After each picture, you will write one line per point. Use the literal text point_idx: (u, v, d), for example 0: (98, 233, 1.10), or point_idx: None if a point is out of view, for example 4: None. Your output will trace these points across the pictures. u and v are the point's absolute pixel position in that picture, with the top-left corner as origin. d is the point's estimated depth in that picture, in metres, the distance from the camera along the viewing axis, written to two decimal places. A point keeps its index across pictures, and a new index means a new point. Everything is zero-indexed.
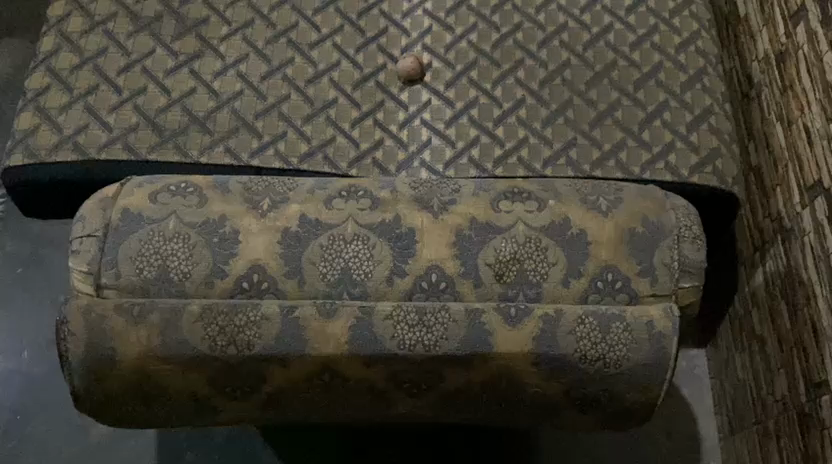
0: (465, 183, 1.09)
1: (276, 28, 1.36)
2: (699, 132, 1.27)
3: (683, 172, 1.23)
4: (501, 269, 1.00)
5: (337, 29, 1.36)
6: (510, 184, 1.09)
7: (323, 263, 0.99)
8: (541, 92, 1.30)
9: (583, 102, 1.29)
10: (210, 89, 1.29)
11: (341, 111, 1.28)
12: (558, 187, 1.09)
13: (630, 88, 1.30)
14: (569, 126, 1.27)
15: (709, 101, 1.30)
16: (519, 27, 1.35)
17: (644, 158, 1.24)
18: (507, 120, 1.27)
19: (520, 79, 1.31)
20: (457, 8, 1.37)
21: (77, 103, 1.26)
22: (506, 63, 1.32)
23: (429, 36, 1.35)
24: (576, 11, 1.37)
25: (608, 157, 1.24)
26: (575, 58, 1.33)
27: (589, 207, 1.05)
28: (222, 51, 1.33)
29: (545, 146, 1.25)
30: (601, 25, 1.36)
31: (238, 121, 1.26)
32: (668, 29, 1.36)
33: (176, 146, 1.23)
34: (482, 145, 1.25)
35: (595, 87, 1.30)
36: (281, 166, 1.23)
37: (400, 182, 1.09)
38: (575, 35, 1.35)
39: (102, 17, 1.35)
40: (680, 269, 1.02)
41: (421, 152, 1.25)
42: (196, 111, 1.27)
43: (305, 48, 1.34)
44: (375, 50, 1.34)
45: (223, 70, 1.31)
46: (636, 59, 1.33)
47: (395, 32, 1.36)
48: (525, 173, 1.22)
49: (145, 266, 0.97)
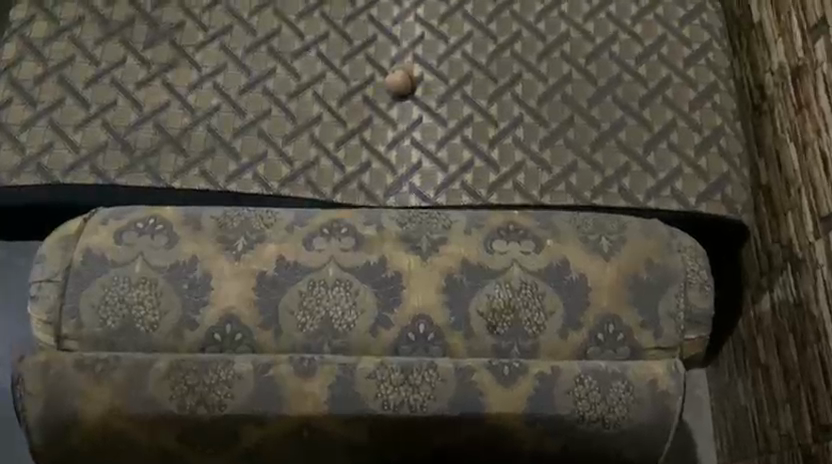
0: (457, 216, 1.01)
1: (256, 35, 1.26)
2: (707, 156, 1.19)
3: (691, 200, 1.16)
4: (495, 318, 0.93)
5: (323, 37, 1.27)
6: (506, 217, 1.01)
7: (302, 312, 0.92)
8: (540, 109, 1.21)
9: (584, 121, 1.20)
10: (185, 103, 1.20)
11: (325, 129, 1.20)
12: (557, 222, 1.01)
13: (635, 106, 1.22)
14: (569, 148, 1.18)
15: (720, 121, 1.22)
16: (518, 36, 1.26)
17: (648, 184, 1.16)
18: (503, 141, 1.19)
19: (518, 95, 1.22)
20: (451, 15, 1.28)
21: (42, 119, 1.17)
22: (504, 77, 1.23)
23: (420, 45, 1.26)
24: (579, 19, 1.27)
25: (610, 183, 1.16)
26: (577, 72, 1.24)
27: (590, 247, 0.98)
28: (198, 60, 1.24)
29: (543, 171, 1.16)
30: (606, 35, 1.26)
31: (214, 140, 1.17)
32: (678, 40, 1.27)
33: (148, 168, 1.15)
34: (476, 169, 1.17)
35: (598, 105, 1.22)
36: (260, 191, 1.14)
37: (386, 216, 1.01)
38: (578, 46, 1.25)
39: (68, 22, 1.25)
40: (685, 319, 0.95)
41: (411, 176, 1.16)
42: (169, 128, 1.18)
43: (287, 57, 1.25)
44: (362, 60, 1.25)
45: (199, 82, 1.22)
46: (642, 73, 1.24)
47: (385, 41, 1.26)
48: (522, 200, 1.14)
49: (109, 317, 0.91)
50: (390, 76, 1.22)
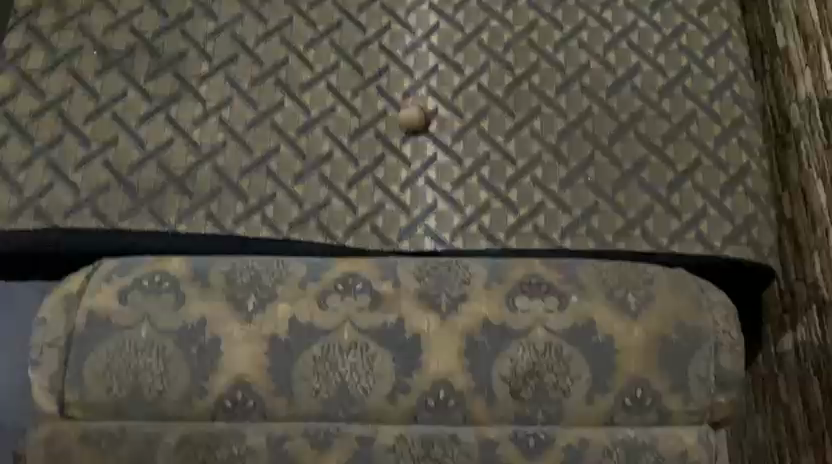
0: (476, 268, 0.97)
1: (263, 66, 1.21)
2: (733, 196, 1.15)
3: (716, 244, 1.12)
4: (519, 383, 0.89)
5: (333, 67, 1.21)
6: (527, 270, 0.97)
7: (317, 379, 0.88)
8: (559, 146, 1.16)
9: (606, 159, 1.16)
10: (190, 140, 1.15)
11: (337, 167, 1.15)
12: (580, 276, 0.97)
13: (659, 143, 1.17)
14: (590, 188, 1.14)
15: (746, 158, 1.17)
16: (536, 67, 1.21)
17: (672, 226, 1.12)
18: (522, 180, 1.14)
19: (536, 130, 1.17)
20: (466, 45, 1.23)
21: (40, 158, 1.12)
22: (521, 112, 1.18)
23: (435, 77, 1.21)
24: (599, 49, 1.22)
25: (633, 226, 1.12)
26: (598, 107, 1.19)
27: (616, 305, 0.94)
28: (202, 93, 1.19)
29: (564, 213, 1.12)
30: (627, 66, 1.21)
31: (221, 180, 1.13)
32: (702, 72, 1.22)
33: (152, 211, 1.10)
34: (494, 211, 1.12)
35: (620, 141, 1.17)
36: (268, 236, 1.10)
37: (403, 269, 0.96)
38: (599, 78, 1.20)
39: (66, 52, 1.19)
40: (716, 383, 0.92)
41: (426, 217, 1.12)
42: (173, 167, 1.13)
43: (296, 90, 1.20)
44: (374, 93, 1.20)
45: (204, 117, 1.17)
46: (665, 107, 1.19)
47: (397, 72, 1.21)
48: (541, 244, 1.10)
49: (115, 384, 0.87)
50: (402, 110, 1.17)
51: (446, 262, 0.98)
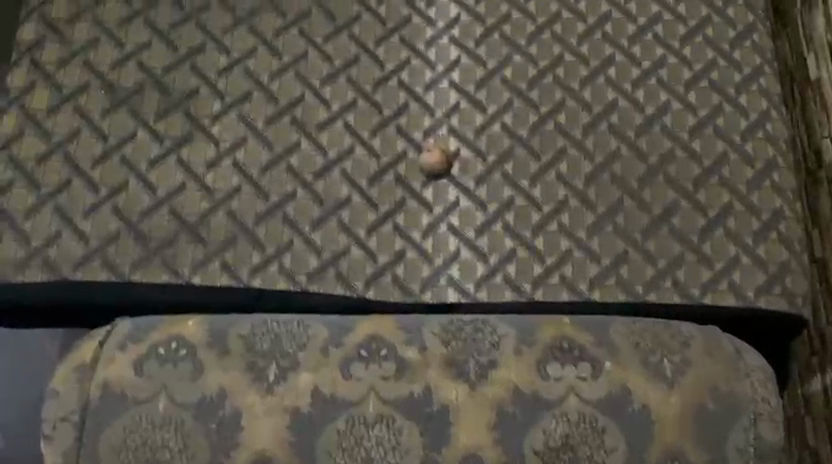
0: (505, 330, 0.93)
1: (278, 103, 1.16)
2: (767, 243, 1.11)
3: (749, 294, 1.08)
4: (552, 457, 0.86)
5: (351, 105, 1.17)
6: (557, 332, 0.93)
7: (342, 454, 0.85)
8: (586, 191, 1.12)
9: (635, 204, 1.11)
10: (203, 185, 1.11)
11: (356, 213, 1.10)
12: (613, 338, 0.93)
13: (689, 187, 1.13)
14: (619, 235, 1.10)
15: (780, 202, 1.13)
16: (562, 105, 1.16)
17: (704, 276, 1.08)
18: (548, 227, 1.10)
19: (562, 173, 1.13)
20: (488, 81, 1.18)
21: (46, 205, 1.08)
22: (547, 153, 1.14)
23: (456, 116, 1.16)
24: (628, 85, 1.17)
25: (663, 277, 1.08)
26: (626, 148, 1.14)
27: (651, 371, 0.90)
28: (215, 133, 1.14)
29: (592, 262, 1.08)
30: (657, 104, 1.17)
31: (235, 227, 1.08)
32: (734, 110, 1.17)
33: (164, 261, 1.06)
34: (519, 260, 1.08)
35: (649, 185, 1.12)
36: (286, 287, 1.06)
37: (428, 330, 0.92)
38: (627, 117, 1.16)
39: (71, 90, 1.14)
40: (756, 455, 0.88)
41: (448, 266, 1.08)
42: (186, 214, 1.09)
43: (313, 129, 1.15)
44: (393, 132, 1.15)
45: (216, 159, 1.12)
46: (697, 148, 1.15)
47: (417, 110, 1.17)
48: (569, 296, 1.06)
49: (131, 460, 0.84)
50: (426, 153, 1.13)
51: (473, 319, 0.94)
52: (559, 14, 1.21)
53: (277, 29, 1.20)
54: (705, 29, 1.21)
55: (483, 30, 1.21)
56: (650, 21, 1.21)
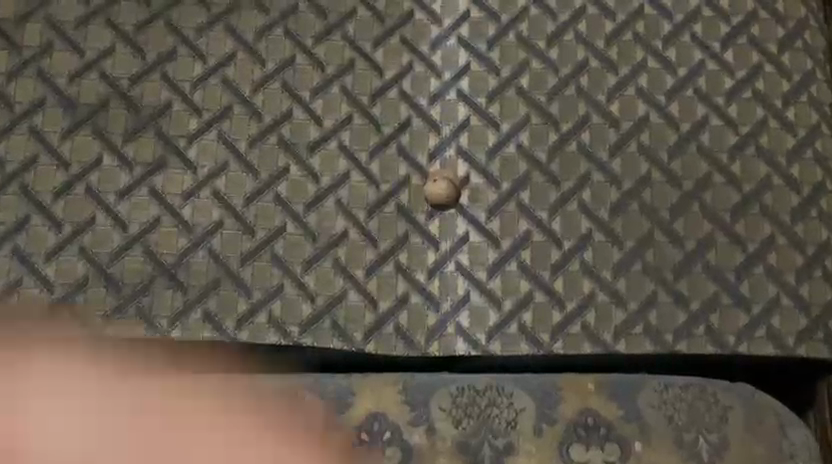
0: (524, 404, 0.85)
1: (262, 119, 1.02)
2: (811, 282, 0.99)
3: (789, 342, 0.97)
4: None
5: (346, 121, 1.02)
6: (583, 401, 0.85)
7: None
8: (612, 223, 0.99)
9: (666, 239, 0.99)
10: (179, 219, 0.98)
11: (353, 251, 0.98)
12: (644, 412, 0.85)
13: (726, 218, 1.00)
14: (648, 275, 0.98)
15: (827, 234, 1.00)
16: (586, 120, 1.02)
17: (740, 322, 0.98)
18: (568, 267, 0.98)
19: (585, 202, 1.00)
20: (502, 92, 1.03)
21: (4, 246, 0.96)
22: (568, 179, 1.00)
23: (466, 134, 1.02)
24: (661, 97, 1.03)
25: (696, 322, 0.97)
26: (657, 172, 1.01)
27: (685, 453, 0.84)
28: (191, 157, 1.00)
29: (617, 307, 0.97)
30: (693, 120, 1.03)
31: (218, 269, 0.97)
32: (780, 126, 1.03)
33: (139, 311, 0.95)
34: (537, 305, 0.97)
35: (682, 216, 1.00)
36: (276, 340, 0.95)
37: (436, 405, 0.85)
38: (659, 135, 1.02)
39: (26, 107, 1.00)
40: None
41: (458, 312, 0.96)
42: (162, 254, 0.97)
43: (303, 151, 1.01)
44: (394, 154, 1.01)
45: (194, 188, 0.99)
46: (736, 172, 1.02)
47: (421, 126, 1.02)
48: (592, 347, 0.95)
49: None
50: (431, 183, 0.99)
51: (487, 387, 0.86)
52: (584, 10, 1.05)
53: (259, 29, 1.04)
54: (750, 27, 1.06)
55: (496, 30, 1.05)
56: (688, 18, 1.06)
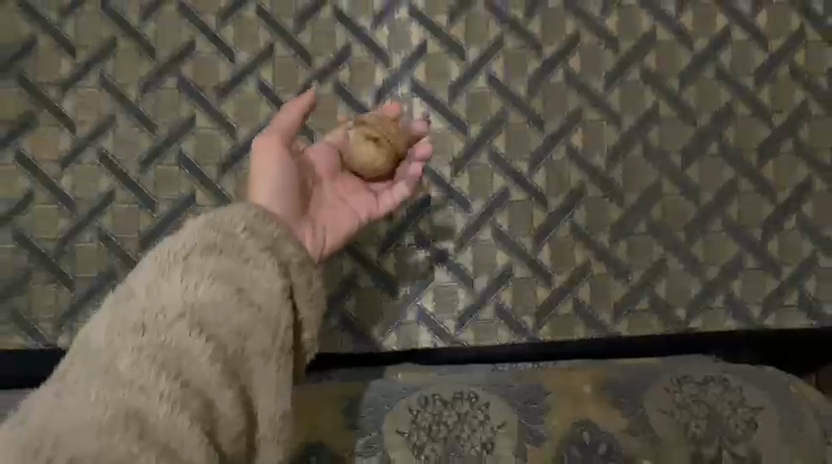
0: (499, 411, 0.68)
1: (156, 56, 0.78)
2: None
3: (826, 311, 0.79)
4: None
5: (266, 53, 0.78)
6: (573, 406, 0.69)
7: None
8: (611, 173, 0.79)
9: (677, 191, 0.79)
10: (57, 193, 0.77)
11: None
12: (653, 421, 0.68)
13: (753, 161, 0.80)
14: (655, 237, 0.79)
15: None
16: (576, 42, 0.79)
17: (767, 288, 0.79)
18: (555, 232, 0.78)
19: (576, 148, 0.79)
20: (468, 6, 0.79)
21: None
22: (554, 118, 0.79)
23: (422, 64, 0.79)
24: (670, 7, 0.80)
25: (714, 293, 0.79)
26: (666, 106, 0.80)
27: None
28: (67, 111, 0.77)
29: (616, 279, 0.78)
30: (711, 36, 0.80)
31: (112, 255, 0.76)
32: (821, 38, 0.81)
33: (14, 312, 0.75)
34: (517, 281, 0.78)
35: (696, 160, 0.80)
36: None
37: (391, 424, 0.67)
38: (667, 57, 0.80)
39: None
40: None
41: (420, 294, 0.77)
42: (38, 239, 0.76)
43: (212, 95, 0.78)
44: (331, 94, 0.78)
45: (73, 151, 0.77)
46: (764, 101, 0.80)
47: (364, 56, 0.79)
48: (586, 332, 0.77)
49: None
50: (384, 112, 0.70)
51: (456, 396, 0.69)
52: None
53: None
54: None
55: None
56: None
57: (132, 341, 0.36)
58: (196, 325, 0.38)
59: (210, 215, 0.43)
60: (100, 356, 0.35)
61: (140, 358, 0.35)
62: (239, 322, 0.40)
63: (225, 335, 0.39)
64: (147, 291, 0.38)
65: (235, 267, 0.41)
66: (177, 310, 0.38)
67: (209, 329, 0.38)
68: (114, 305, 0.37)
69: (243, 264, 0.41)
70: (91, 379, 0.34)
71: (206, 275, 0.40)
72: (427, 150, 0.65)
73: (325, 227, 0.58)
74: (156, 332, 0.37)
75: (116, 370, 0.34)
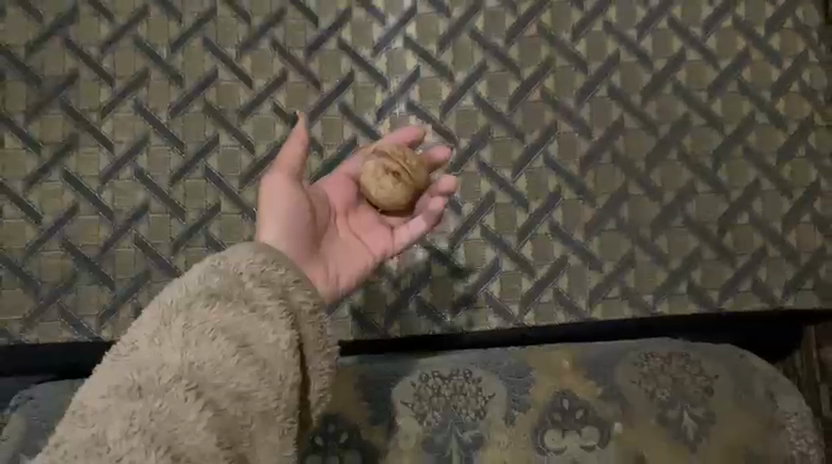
0: (491, 384, 0.78)
1: (184, 84, 0.89)
2: (798, 229, 0.91)
3: (776, 294, 0.90)
4: None
5: (280, 80, 0.90)
6: (555, 377, 0.79)
7: None
8: (584, 178, 0.90)
9: (643, 192, 0.90)
10: (99, 205, 0.87)
11: None
12: (624, 389, 0.78)
13: (708, 164, 0.91)
14: (624, 233, 0.90)
15: (816, 175, 0.91)
16: (550, 64, 0.91)
17: (724, 276, 0.90)
18: (537, 230, 0.89)
19: (553, 157, 0.90)
20: (455, 36, 0.91)
21: None
22: (532, 131, 0.90)
23: (416, 87, 0.90)
24: (632, 33, 0.92)
25: (677, 280, 0.89)
26: (630, 118, 0.91)
27: (669, 432, 0.76)
28: (107, 133, 0.88)
29: (591, 270, 0.89)
30: (668, 57, 0.92)
31: (147, 258, 0.87)
32: (764, 57, 0.92)
33: (63, 311, 0.85)
34: (504, 274, 0.88)
35: (658, 165, 0.91)
36: None
37: (397, 396, 0.77)
38: (630, 77, 0.92)
39: None
40: None
41: (419, 287, 0.88)
42: (82, 245, 0.87)
43: (234, 117, 0.89)
44: (338, 114, 0.90)
45: (113, 168, 0.88)
46: (716, 112, 0.92)
47: (366, 80, 0.90)
48: (566, 317, 0.88)
49: None
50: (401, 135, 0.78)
51: (453, 372, 0.79)
52: None
53: None
54: None
55: None
56: None
57: (129, 405, 0.42)
58: (192, 385, 0.45)
59: (220, 265, 0.52)
60: (97, 421, 0.41)
61: (133, 423, 0.41)
62: (237, 381, 0.47)
63: (221, 396, 0.46)
64: (155, 346, 0.46)
65: (233, 324, 0.49)
66: (177, 370, 0.45)
67: (205, 388, 0.45)
68: (125, 363, 0.45)
69: (242, 320, 0.49)
70: (89, 439, 0.40)
71: (208, 333, 0.47)
72: (450, 183, 0.72)
73: (337, 263, 0.70)
74: (149, 396, 0.43)
75: (109, 437, 0.40)
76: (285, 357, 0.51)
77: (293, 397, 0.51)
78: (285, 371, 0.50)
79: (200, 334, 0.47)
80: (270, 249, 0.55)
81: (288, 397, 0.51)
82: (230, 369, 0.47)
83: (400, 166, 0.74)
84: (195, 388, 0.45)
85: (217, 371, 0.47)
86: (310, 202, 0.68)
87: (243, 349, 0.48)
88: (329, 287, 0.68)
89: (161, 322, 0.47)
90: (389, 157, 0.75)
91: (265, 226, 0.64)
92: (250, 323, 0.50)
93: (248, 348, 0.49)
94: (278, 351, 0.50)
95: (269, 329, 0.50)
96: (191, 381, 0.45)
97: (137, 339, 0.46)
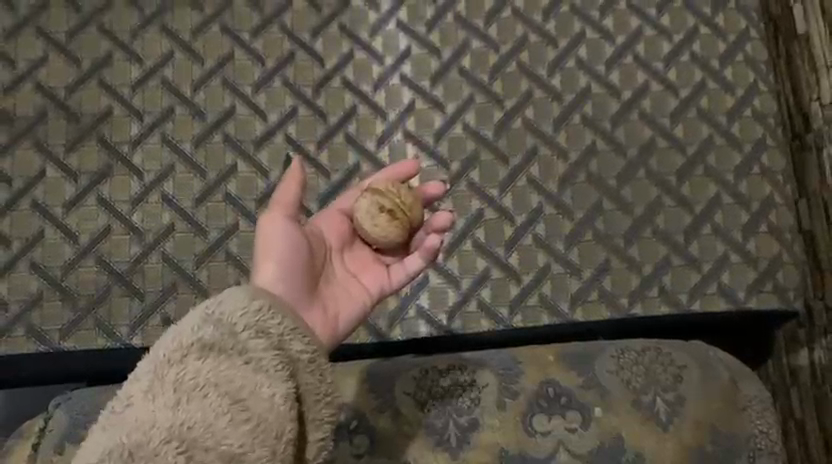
0: (484, 375, 0.87)
1: (206, 118, 1.01)
2: (757, 237, 1.01)
3: (740, 297, 1.00)
4: None
5: (291, 113, 1.01)
6: (541, 369, 0.88)
7: None
8: (562, 194, 1.01)
9: (616, 206, 1.01)
10: (129, 225, 0.98)
11: None
12: (603, 377, 0.87)
13: (672, 180, 1.02)
14: (600, 243, 1.00)
15: (769, 189, 1.02)
16: (529, 96, 1.03)
17: (692, 280, 1.00)
18: (522, 241, 1.00)
19: (534, 177, 1.01)
20: (446, 74, 1.03)
21: None
22: (515, 155, 1.01)
23: (412, 117, 1.02)
24: (602, 68, 1.04)
25: (649, 284, 0.99)
26: (602, 142, 1.02)
27: (644, 414, 0.85)
28: (137, 162, 0.99)
29: (572, 276, 0.99)
30: (634, 88, 1.04)
31: (173, 273, 0.97)
32: (719, 86, 1.05)
33: (97, 321, 0.95)
34: (494, 281, 0.98)
35: (629, 182, 1.02)
36: None
37: (400, 387, 0.86)
38: (601, 106, 1.03)
39: None
40: None
41: (417, 295, 0.98)
42: (115, 262, 0.97)
43: (250, 146, 1.00)
44: (343, 142, 1.01)
45: (142, 194, 0.99)
46: (678, 135, 1.03)
47: (367, 113, 1.02)
48: (551, 319, 0.97)
49: None
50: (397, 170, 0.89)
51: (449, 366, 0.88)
52: None
53: (197, 26, 1.03)
54: None
55: (434, 11, 1.04)
56: None
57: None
58: (181, 449, 0.54)
59: (221, 315, 0.61)
60: None
61: None
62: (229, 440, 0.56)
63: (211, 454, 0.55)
64: (155, 400, 0.56)
65: (229, 380, 0.59)
66: (170, 432, 0.55)
67: (194, 451, 0.55)
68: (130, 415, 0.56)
69: (236, 376, 0.59)
70: None
71: (203, 393, 0.57)
72: (448, 218, 0.83)
73: (334, 299, 0.78)
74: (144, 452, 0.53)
75: None
76: (279, 409, 0.60)
77: (287, 452, 0.59)
78: (281, 424, 0.59)
79: (192, 393, 0.57)
80: (267, 297, 0.64)
81: (282, 454, 0.59)
82: (222, 429, 0.56)
83: (395, 206, 0.85)
84: (184, 451, 0.54)
85: (207, 430, 0.56)
86: (306, 242, 0.76)
87: (235, 406, 0.58)
88: (327, 326, 0.76)
89: (163, 375, 0.58)
90: (383, 191, 0.86)
91: (263, 268, 0.72)
92: (244, 378, 0.59)
93: (241, 405, 0.58)
94: (272, 404, 0.60)
95: (263, 385, 0.60)
96: (180, 445, 0.54)
97: (136, 396, 0.57)
